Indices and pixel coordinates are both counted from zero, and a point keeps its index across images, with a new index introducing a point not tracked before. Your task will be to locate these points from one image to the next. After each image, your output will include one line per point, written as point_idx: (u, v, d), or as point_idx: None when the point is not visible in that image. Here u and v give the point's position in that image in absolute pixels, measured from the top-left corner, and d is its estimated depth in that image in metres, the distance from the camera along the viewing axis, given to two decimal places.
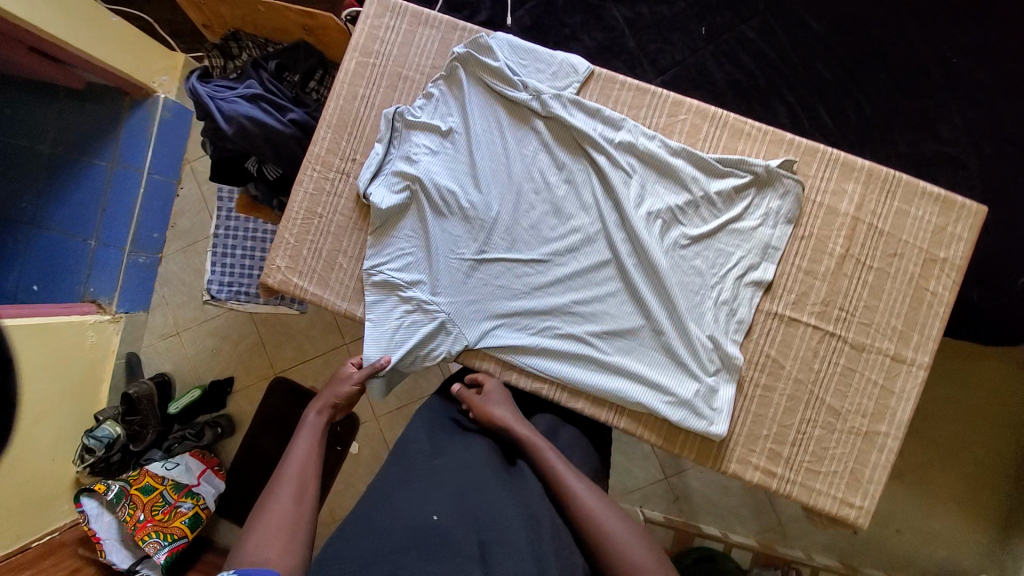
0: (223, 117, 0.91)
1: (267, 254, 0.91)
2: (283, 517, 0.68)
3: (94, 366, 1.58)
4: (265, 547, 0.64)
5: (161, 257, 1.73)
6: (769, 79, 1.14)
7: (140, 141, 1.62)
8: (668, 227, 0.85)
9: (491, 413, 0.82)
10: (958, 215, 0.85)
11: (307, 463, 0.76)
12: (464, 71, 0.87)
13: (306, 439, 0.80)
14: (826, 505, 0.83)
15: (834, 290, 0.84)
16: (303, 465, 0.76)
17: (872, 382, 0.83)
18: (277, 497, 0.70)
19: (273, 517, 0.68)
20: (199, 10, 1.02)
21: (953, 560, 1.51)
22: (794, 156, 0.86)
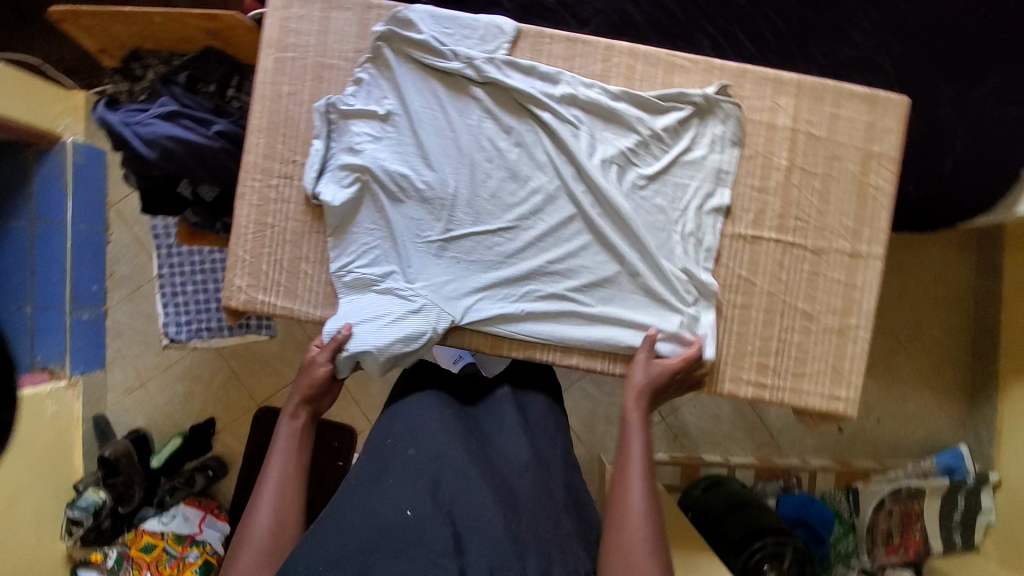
0: (142, 142, 0.86)
1: (224, 276, 0.87)
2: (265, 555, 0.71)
3: (61, 437, 1.48)
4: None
5: (107, 310, 1.62)
6: (687, 13, 1.15)
7: (56, 192, 1.49)
8: (624, 171, 0.86)
9: (637, 377, 0.82)
10: (886, 110, 0.89)
11: (285, 488, 0.76)
12: (390, 50, 0.85)
13: (281, 457, 0.79)
14: (816, 402, 0.88)
15: (787, 202, 0.88)
16: (280, 492, 0.75)
17: (836, 281, 0.88)
18: (255, 533, 0.72)
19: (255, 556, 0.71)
20: (92, 36, 0.94)
21: (932, 435, 1.64)
22: (727, 80, 0.88)
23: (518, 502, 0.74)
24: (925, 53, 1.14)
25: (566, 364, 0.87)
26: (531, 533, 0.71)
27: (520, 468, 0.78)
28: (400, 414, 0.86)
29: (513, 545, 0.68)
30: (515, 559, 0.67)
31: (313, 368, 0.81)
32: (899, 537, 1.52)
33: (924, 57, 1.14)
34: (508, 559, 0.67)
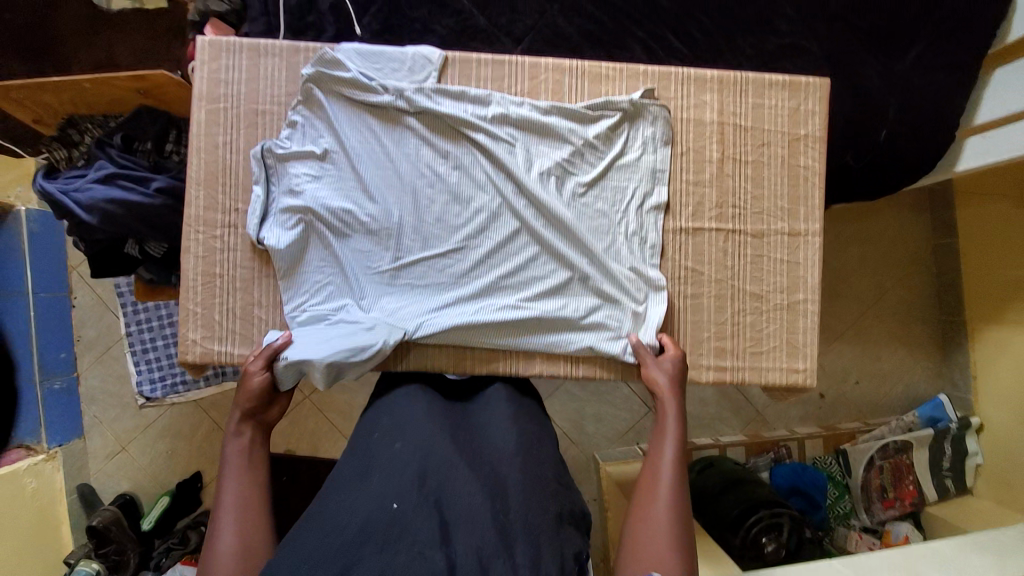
0: (82, 208, 0.86)
1: (178, 330, 0.87)
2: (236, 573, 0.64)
3: (45, 511, 1.45)
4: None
5: (78, 376, 1.61)
6: (617, 21, 1.18)
7: (13, 263, 1.46)
8: (562, 181, 0.89)
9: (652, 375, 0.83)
10: (806, 93, 0.93)
11: (245, 505, 0.70)
12: (320, 90, 0.86)
13: (236, 477, 0.73)
14: (777, 378, 0.90)
15: (723, 192, 0.91)
16: (240, 509, 0.69)
17: (780, 261, 0.91)
18: (222, 552, 0.65)
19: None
20: (22, 107, 0.94)
21: (912, 390, 1.66)
22: (651, 84, 0.91)
23: (508, 488, 0.68)
24: (851, 32, 1.18)
25: (530, 375, 0.89)
26: (521, 521, 0.64)
27: (509, 457, 0.72)
28: (386, 414, 0.81)
29: (498, 532, 0.62)
30: (504, 547, 0.61)
31: (250, 379, 0.79)
32: (893, 492, 1.49)
33: (850, 36, 1.18)
34: (496, 547, 0.60)
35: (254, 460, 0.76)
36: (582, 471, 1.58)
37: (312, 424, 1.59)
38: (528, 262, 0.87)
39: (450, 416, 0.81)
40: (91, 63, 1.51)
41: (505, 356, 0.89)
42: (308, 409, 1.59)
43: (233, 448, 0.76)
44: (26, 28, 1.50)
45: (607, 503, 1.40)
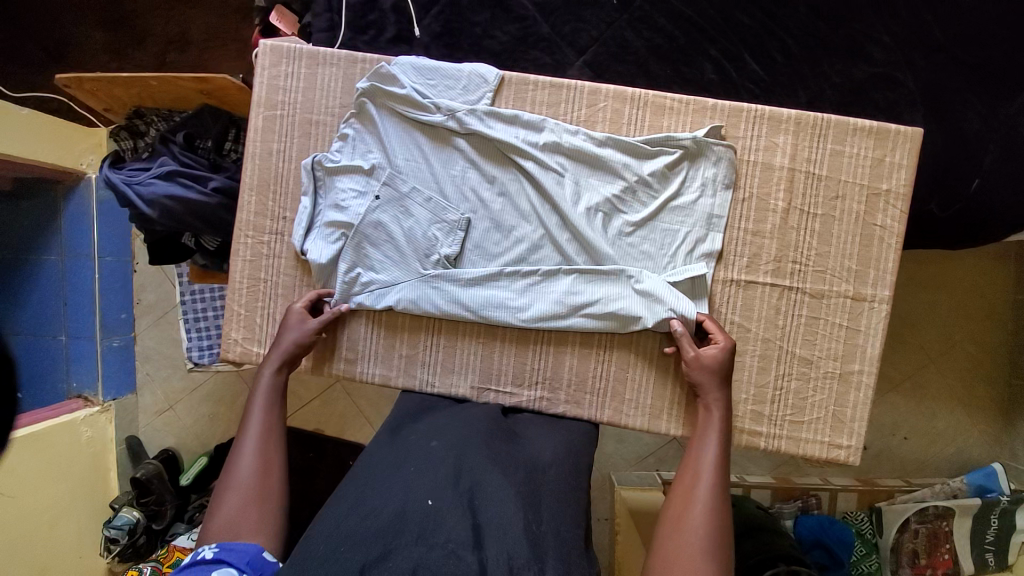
0: (144, 201, 0.89)
1: (222, 328, 0.91)
2: (250, 494, 0.70)
3: (97, 460, 1.58)
4: (239, 527, 0.68)
5: (135, 336, 1.71)
6: (689, 38, 1.09)
7: (83, 227, 1.56)
8: (610, 218, 0.85)
9: (702, 375, 0.80)
10: (893, 143, 0.84)
11: (267, 438, 0.76)
12: (373, 105, 0.85)
13: (261, 409, 0.78)
14: (817, 451, 0.85)
15: (785, 245, 0.85)
16: (263, 440, 0.76)
17: (838, 326, 0.84)
18: (241, 474, 0.72)
19: (238, 496, 0.70)
20: (95, 96, 0.98)
21: (965, 454, 1.54)
22: (719, 121, 0.85)
23: (541, 499, 0.69)
24: (952, 66, 1.06)
25: (555, 411, 0.88)
26: (552, 530, 0.65)
27: (543, 468, 0.74)
28: (439, 414, 0.84)
29: (532, 546, 0.61)
30: (535, 559, 0.59)
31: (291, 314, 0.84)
32: (926, 559, 1.40)
33: (952, 71, 1.06)
34: (529, 557, 0.59)
35: (280, 395, 0.81)
36: (598, 490, 1.54)
37: (341, 408, 1.63)
38: (563, 302, 0.84)
39: (495, 421, 0.82)
40: (163, 39, 1.54)
41: (532, 390, 0.88)
42: (339, 394, 1.62)
43: (263, 381, 0.81)
44: (106, 0, 1.54)
45: (618, 526, 1.39)
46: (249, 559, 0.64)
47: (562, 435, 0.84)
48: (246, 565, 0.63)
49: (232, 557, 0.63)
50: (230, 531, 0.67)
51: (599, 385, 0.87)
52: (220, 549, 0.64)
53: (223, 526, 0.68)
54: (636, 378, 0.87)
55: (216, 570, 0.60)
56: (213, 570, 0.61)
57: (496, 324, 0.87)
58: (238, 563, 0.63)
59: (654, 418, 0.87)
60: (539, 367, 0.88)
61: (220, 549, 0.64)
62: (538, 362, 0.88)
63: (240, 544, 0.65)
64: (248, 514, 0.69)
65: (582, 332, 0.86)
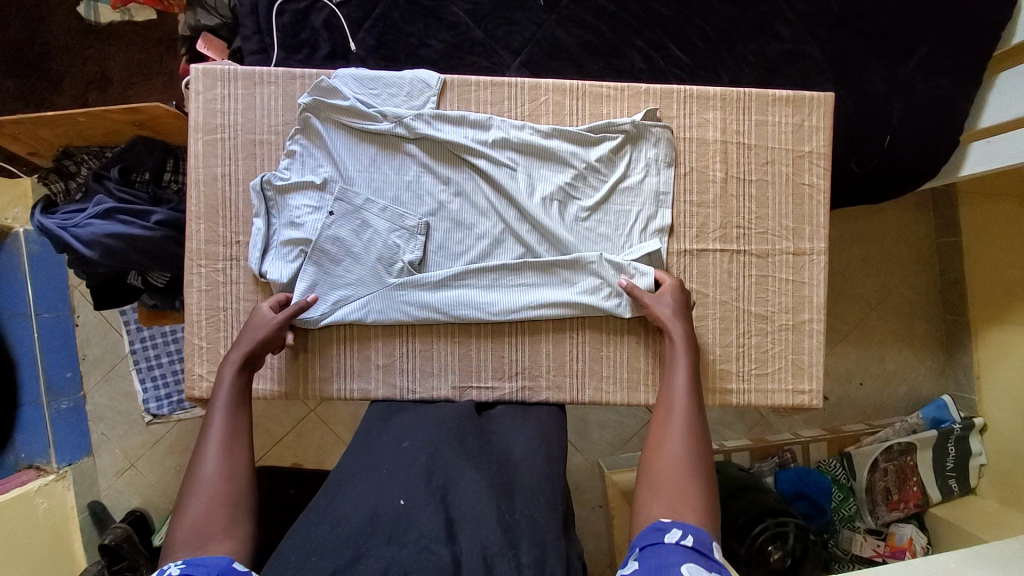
0: (82, 243, 0.85)
1: (185, 363, 0.87)
2: (218, 496, 0.66)
3: (58, 531, 1.46)
4: (207, 531, 0.63)
5: (85, 394, 1.61)
6: (615, 31, 1.15)
7: (13, 285, 1.46)
8: (565, 205, 0.88)
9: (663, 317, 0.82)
10: (809, 109, 0.92)
11: (231, 438, 0.73)
12: (318, 119, 0.85)
13: (223, 407, 0.75)
14: (783, 399, 0.90)
15: (728, 212, 0.90)
16: (227, 440, 0.72)
17: (785, 281, 0.91)
18: (207, 479, 0.68)
19: (205, 498, 0.66)
20: (16, 141, 0.94)
21: (916, 390, 1.67)
22: (653, 104, 0.90)
23: (514, 489, 0.69)
24: (852, 36, 1.16)
25: (537, 400, 0.90)
26: (526, 518, 0.65)
27: (517, 456, 0.75)
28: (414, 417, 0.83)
29: (506, 534, 0.61)
30: (508, 547, 0.60)
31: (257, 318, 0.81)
32: (897, 494, 1.50)
33: (852, 41, 1.16)
34: (501, 545, 0.59)
35: (243, 393, 0.78)
36: (587, 478, 1.55)
37: (318, 437, 1.58)
38: (526, 296, 0.87)
39: (469, 417, 0.82)
40: (80, 80, 1.47)
41: (513, 381, 0.90)
42: (315, 424, 1.57)
43: (224, 380, 0.77)
44: (13, 45, 1.46)
45: (612, 509, 1.41)
46: (220, 570, 0.58)
47: (541, 421, 0.85)
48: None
49: (201, 572, 0.57)
50: (198, 536, 0.63)
51: (576, 366, 0.90)
52: (189, 563, 0.58)
53: (189, 529, 0.63)
54: (611, 355, 0.90)
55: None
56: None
57: (468, 321, 0.88)
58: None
59: (633, 390, 0.90)
60: (516, 358, 0.89)
61: (187, 564, 0.58)
62: (515, 351, 0.89)
63: (208, 557, 0.59)
64: (216, 518, 0.65)
65: (554, 319, 0.89)
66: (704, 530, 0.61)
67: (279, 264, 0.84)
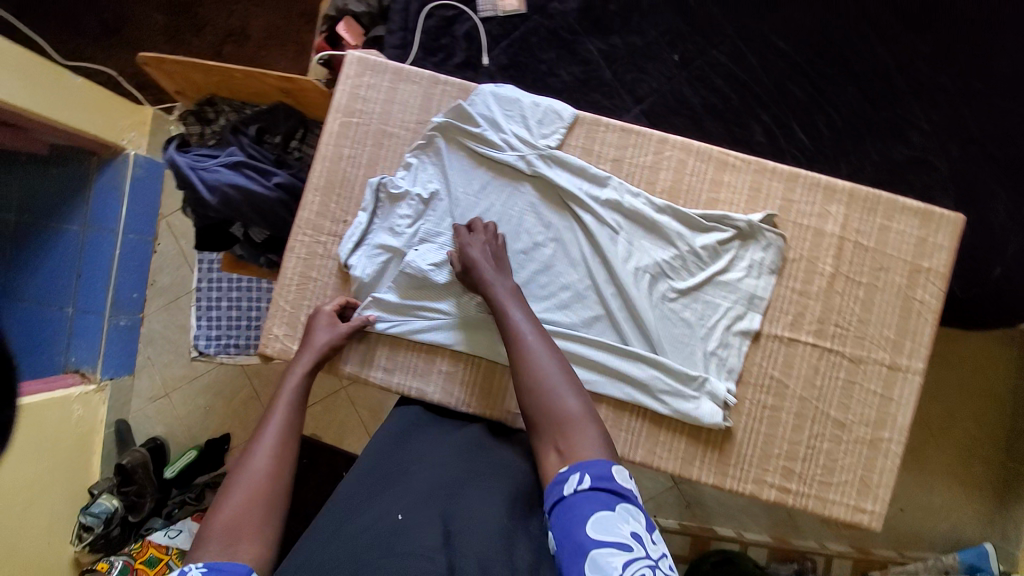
0: (205, 187, 0.89)
1: (264, 322, 0.90)
2: (253, 501, 0.69)
3: (83, 440, 1.52)
4: (239, 531, 0.66)
5: (143, 317, 1.67)
6: (743, 101, 1.16)
7: (111, 202, 1.54)
8: (656, 281, 0.86)
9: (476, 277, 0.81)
10: (937, 225, 0.88)
11: (283, 443, 0.75)
12: (444, 139, 0.88)
13: (281, 411, 0.78)
14: (841, 513, 0.84)
15: (829, 308, 0.87)
16: (277, 443, 0.75)
17: (872, 393, 0.86)
18: (253, 475, 0.71)
19: (246, 499, 0.68)
20: (172, 79, 1.00)
21: (956, 530, 1.55)
22: (774, 209, 0.88)
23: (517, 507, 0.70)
24: (985, 161, 1.12)
25: None
26: (523, 535, 0.65)
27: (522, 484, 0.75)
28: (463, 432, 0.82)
29: (501, 546, 0.61)
30: (503, 556, 0.60)
31: (320, 335, 0.84)
32: None
33: (981, 162, 1.12)
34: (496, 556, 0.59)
35: (303, 400, 0.81)
36: None
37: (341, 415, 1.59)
38: (600, 370, 0.84)
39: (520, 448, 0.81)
40: (223, 30, 1.57)
41: None
42: (341, 402, 1.59)
43: (288, 384, 0.80)
44: None
45: None
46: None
47: None
48: None
49: (222, 575, 0.60)
50: (229, 535, 0.65)
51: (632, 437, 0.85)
52: (209, 568, 0.60)
53: (226, 527, 0.66)
54: (670, 433, 0.85)
55: None
56: None
57: None
58: None
59: (687, 463, 0.85)
60: None
61: (209, 568, 0.60)
62: None
63: (230, 560, 0.62)
64: (251, 519, 0.67)
65: (616, 404, 0.85)
66: (602, 462, 0.66)
67: (360, 263, 0.87)
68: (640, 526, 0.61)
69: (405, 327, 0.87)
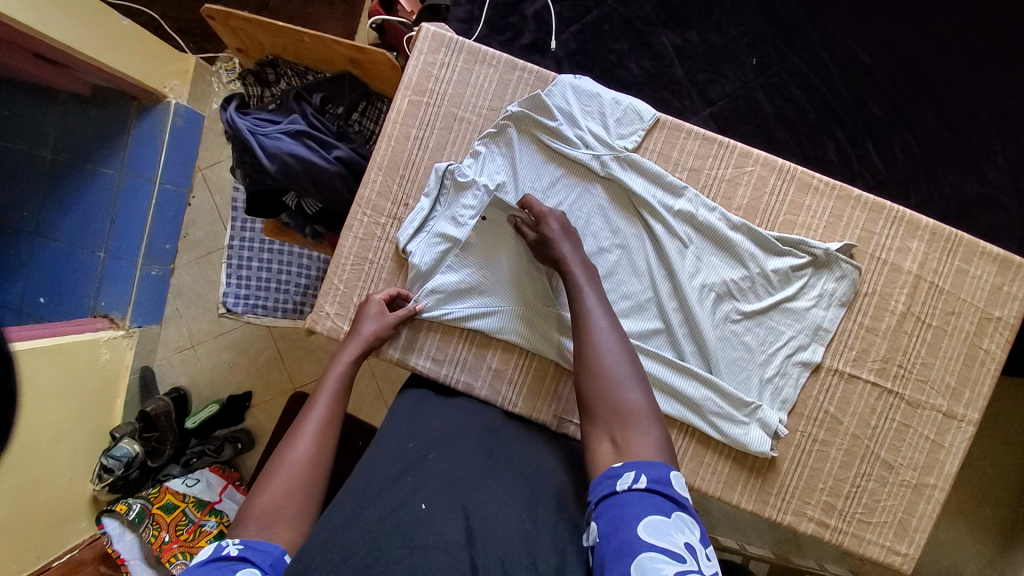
0: (265, 154, 0.87)
1: (316, 299, 0.89)
2: (292, 484, 0.67)
3: (109, 384, 1.47)
4: (277, 514, 0.64)
5: (173, 269, 1.61)
6: (819, 114, 1.09)
7: (150, 148, 1.48)
8: (721, 300, 0.84)
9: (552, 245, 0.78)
10: (1015, 274, 0.84)
11: (326, 428, 0.73)
12: (516, 129, 0.85)
13: (328, 394, 0.76)
14: (874, 553, 0.84)
15: (894, 348, 0.84)
16: (320, 428, 0.73)
17: (924, 438, 0.84)
18: (296, 457, 0.69)
19: (286, 482, 0.67)
20: (237, 36, 1.03)
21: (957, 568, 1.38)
22: (852, 239, 0.85)
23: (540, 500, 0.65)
24: None
25: None
26: (548, 528, 0.60)
27: (542, 473, 0.71)
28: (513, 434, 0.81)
29: (523, 542, 0.57)
30: (526, 554, 0.56)
31: (366, 324, 0.82)
32: None
33: None
34: (518, 554, 0.55)
35: (347, 386, 0.79)
36: None
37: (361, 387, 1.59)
38: (655, 385, 0.82)
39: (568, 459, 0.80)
40: None
41: None
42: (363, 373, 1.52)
43: (335, 369, 0.79)
44: None
45: None
46: (272, 561, 0.60)
47: None
48: (268, 567, 0.59)
49: (255, 556, 0.59)
50: (266, 517, 0.64)
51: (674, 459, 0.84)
52: (246, 545, 0.60)
53: (264, 509, 0.64)
54: (715, 458, 0.84)
55: (242, 570, 0.56)
56: (236, 570, 0.57)
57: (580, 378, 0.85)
58: (261, 564, 0.58)
59: (729, 487, 0.84)
60: None
61: (245, 546, 0.59)
62: None
63: (264, 543, 0.61)
64: (290, 503, 0.66)
65: (665, 419, 0.84)
66: (661, 465, 0.59)
67: (419, 250, 0.84)
68: (694, 538, 0.54)
69: (459, 320, 0.85)
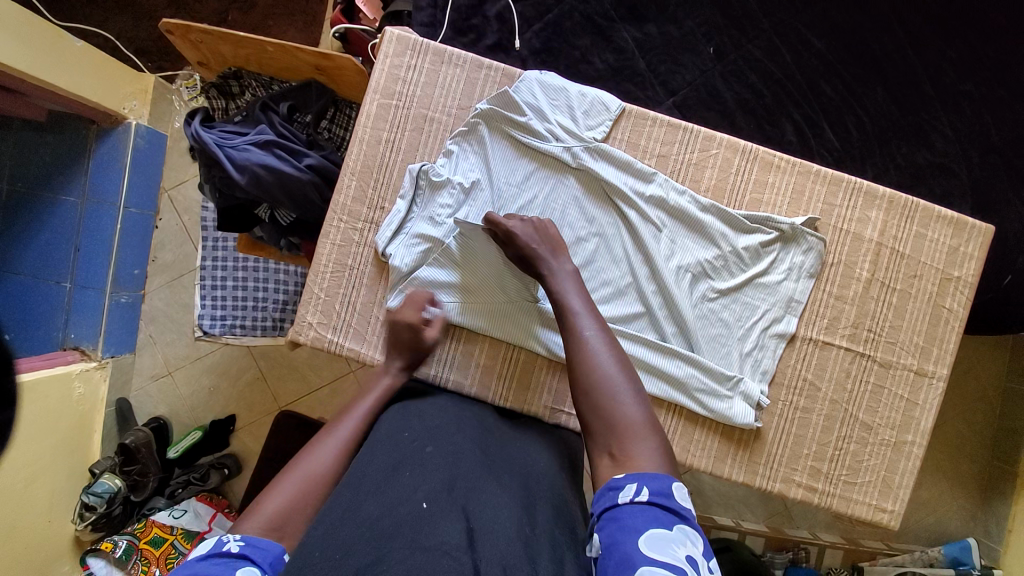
0: (234, 167, 0.86)
1: (297, 310, 0.88)
2: (309, 486, 0.65)
3: (83, 419, 1.42)
4: (289, 514, 0.62)
5: (144, 294, 1.56)
6: (777, 98, 1.14)
7: (112, 173, 1.44)
8: (697, 280, 0.86)
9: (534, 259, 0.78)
10: (968, 235, 0.89)
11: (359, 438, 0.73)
12: (486, 127, 0.86)
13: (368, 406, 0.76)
14: (862, 512, 0.87)
15: (863, 313, 0.88)
16: (351, 439, 0.72)
17: (899, 397, 0.88)
18: (320, 461, 0.68)
19: (303, 482, 0.66)
20: (197, 50, 1.03)
21: (941, 525, 1.43)
22: (815, 213, 0.89)
23: (536, 504, 0.64)
24: None
25: None
26: (546, 536, 0.59)
27: (538, 475, 0.70)
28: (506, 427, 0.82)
29: (525, 547, 0.55)
30: (528, 561, 0.54)
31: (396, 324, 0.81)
32: None
33: None
34: (521, 559, 0.53)
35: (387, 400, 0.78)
36: None
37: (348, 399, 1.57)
38: (640, 367, 0.84)
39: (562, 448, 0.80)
40: None
41: None
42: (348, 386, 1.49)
43: (379, 383, 0.79)
44: None
45: None
46: (271, 560, 0.58)
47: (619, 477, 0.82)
48: (268, 566, 0.57)
49: (256, 555, 0.57)
50: (279, 514, 0.62)
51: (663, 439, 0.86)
52: (247, 542, 0.58)
53: (278, 505, 0.63)
54: (703, 434, 0.86)
55: (240, 569, 0.55)
56: (236, 566, 0.55)
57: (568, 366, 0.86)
58: (262, 564, 0.57)
59: (719, 461, 0.86)
60: None
61: (246, 543, 0.58)
62: None
63: (266, 540, 0.59)
64: (305, 504, 0.64)
65: (652, 400, 0.85)
66: (662, 477, 0.59)
67: (399, 251, 0.84)
68: (696, 551, 0.55)
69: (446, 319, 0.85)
